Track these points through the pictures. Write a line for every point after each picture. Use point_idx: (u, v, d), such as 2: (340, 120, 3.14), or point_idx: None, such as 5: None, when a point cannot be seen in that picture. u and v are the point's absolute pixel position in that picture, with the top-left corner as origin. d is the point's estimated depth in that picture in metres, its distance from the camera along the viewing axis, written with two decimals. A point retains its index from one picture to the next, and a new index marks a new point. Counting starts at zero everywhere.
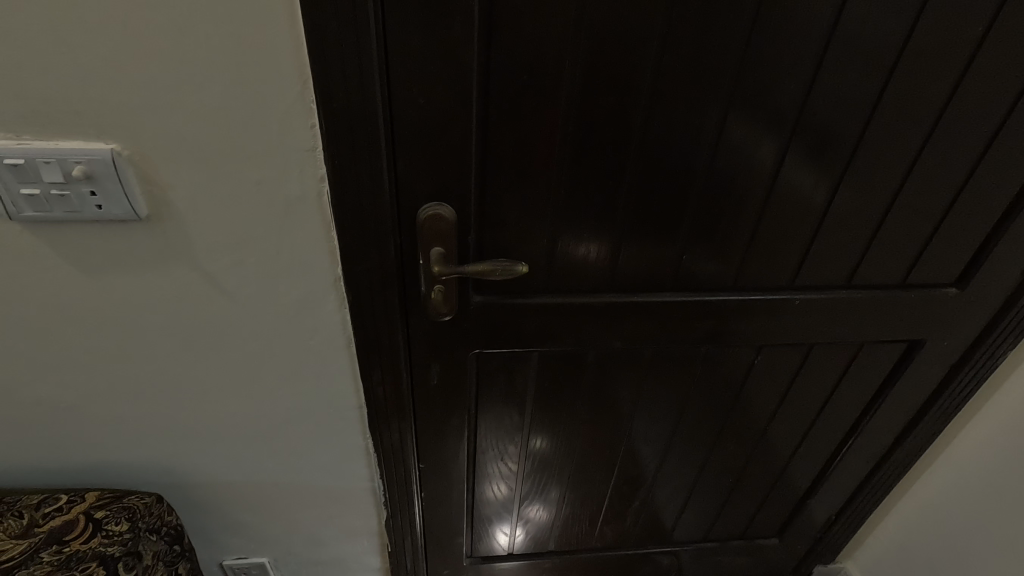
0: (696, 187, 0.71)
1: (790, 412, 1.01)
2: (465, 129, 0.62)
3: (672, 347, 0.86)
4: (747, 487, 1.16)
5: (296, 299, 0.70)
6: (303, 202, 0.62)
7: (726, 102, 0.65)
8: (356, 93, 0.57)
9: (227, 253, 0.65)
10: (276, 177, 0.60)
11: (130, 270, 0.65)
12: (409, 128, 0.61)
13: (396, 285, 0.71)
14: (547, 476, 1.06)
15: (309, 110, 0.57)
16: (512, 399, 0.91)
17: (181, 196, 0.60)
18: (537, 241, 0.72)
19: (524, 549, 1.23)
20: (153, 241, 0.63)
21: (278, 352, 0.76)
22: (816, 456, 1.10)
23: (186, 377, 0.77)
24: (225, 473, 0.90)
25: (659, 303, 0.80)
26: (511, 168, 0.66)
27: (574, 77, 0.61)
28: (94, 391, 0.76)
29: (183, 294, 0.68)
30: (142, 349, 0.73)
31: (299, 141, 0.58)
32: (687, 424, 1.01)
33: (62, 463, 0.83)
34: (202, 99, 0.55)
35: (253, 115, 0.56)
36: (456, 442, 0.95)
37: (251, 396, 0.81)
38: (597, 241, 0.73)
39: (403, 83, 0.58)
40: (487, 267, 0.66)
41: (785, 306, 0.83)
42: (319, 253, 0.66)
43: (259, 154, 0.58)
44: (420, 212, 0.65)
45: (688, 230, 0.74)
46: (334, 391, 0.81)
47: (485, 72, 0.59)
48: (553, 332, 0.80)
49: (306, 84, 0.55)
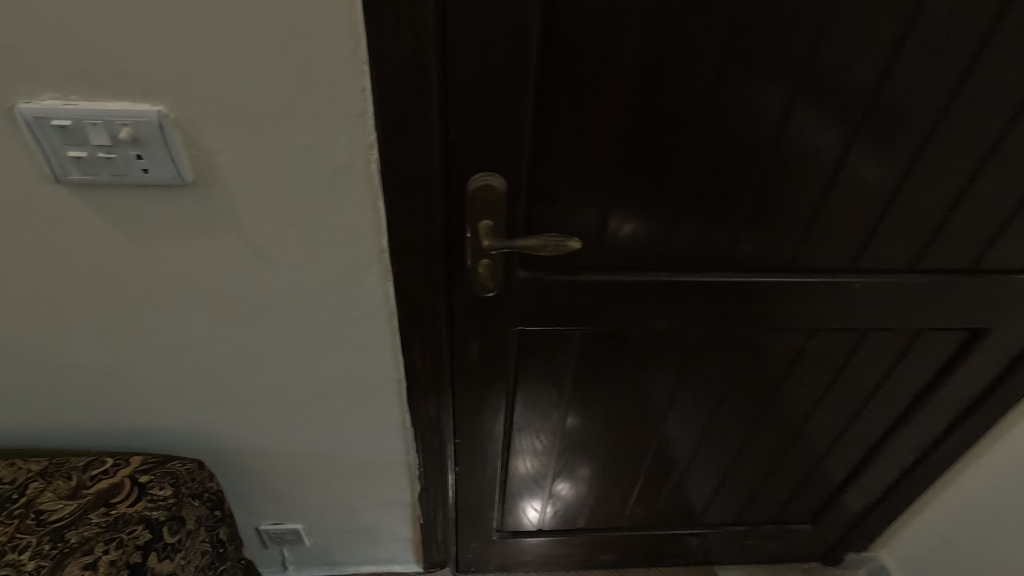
0: (759, 164, 0.67)
1: (836, 400, 0.98)
2: (520, 97, 0.58)
3: (720, 329, 0.83)
4: (784, 473, 1.14)
5: (340, 269, 0.69)
6: (351, 170, 0.60)
7: (800, 72, 0.60)
8: (409, 56, 0.53)
9: (271, 221, 0.64)
10: (323, 143, 0.58)
11: (174, 237, 0.64)
12: (462, 96, 0.57)
13: (441, 259, 0.69)
14: (580, 453, 1.05)
15: (360, 72, 0.54)
16: (552, 377, 0.90)
17: (227, 160, 0.58)
18: (588, 216, 0.69)
19: (553, 525, 1.23)
20: (198, 207, 0.62)
21: (320, 322, 0.75)
22: (858, 445, 1.07)
23: (228, 345, 0.77)
24: (263, 442, 0.91)
25: (710, 284, 0.77)
26: (565, 139, 0.62)
27: (638, 42, 0.57)
28: (137, 358, 0.76)
29: (227, 262, 0.67)
30: (185, 316, 0.73)
31: (348, 105, 0.55)
32: (728, 408, 0.98)
33: (106, 427, 0.84)
34: (252, 59, 0.52)
35: (302, 77, 0.53)
36: (492, 419, 0.94)
37: (291, 366, 0.80)
38: (649, 218, 0.70)
39: (458, 47, 0.54)
40: (540, 242, 0.63)
41: (842, 290, 0.79)
42: (365, 223, 0.65)
43: (307, 118, 0.56)
44: (472, 182, 0.62)
45: (746, 209, 0.70)
46: (374, 363, 0.81)
47: (544, 35, 0.55)
48: (598, 310, 0.78)
49: (358, 44, 0.52)
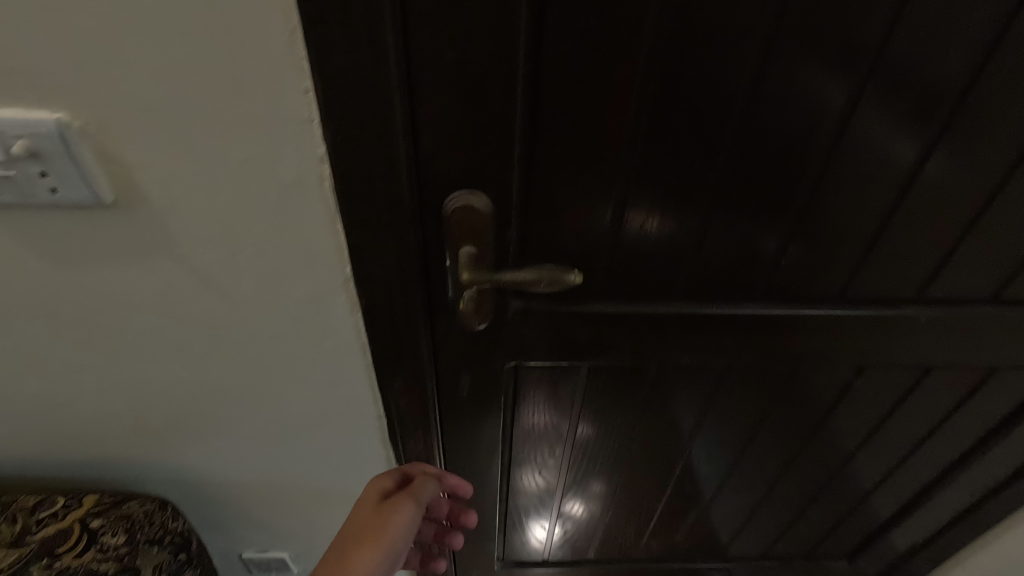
0: (809, 177, 0.53)
1: (887, 438, 0.85)
2: (508, 101, 0.46)
3: (753, 364, 0.71)
4: (821, 509, 1.01)
5: (301, 301, 0.58)
6: (302, 187, 0.49)
7: (869, 65, 0.47)
8: (359, 49, 0.41)
9: (214, 247, 0.53)
10: (265, 156, 0.47)
11: (101, 265, 0.54)
12: (433, 101, 0.45)
13: (419, 290, 0.58)
14: (594, 463, 0.90)
15: (301, 71, 0.42)
16: (557, 408, 0.79)
17: (152, 177, 0.48)
18: (596, 240, 0.56)
19: (564, 542, 1.10)
20: (125, 232, 0.52)
21: (285, 356, 0.65)
22: (908, 484, 0.95)
23: (183, 382, 0.67)
24: (237, 476, 0.82)
25: (743, 317, 0.64)
26: (566, 149, 0.50)
27: (657, 28, 0.44)
28: (83, 394, 0.67)
29: (168, 293, 0.57)
30: (129, 353, 0.63)
31: (290, 112, 0.44)
32: (759, 444, 0.86)
33: (58, 463, 0.76)
34: (163, 53, 0.41)
35: (229, 77, 0.42)
36: (490, 453, 0.84)
37: (258, 401, 0.71)
38: (671, 243, 0.57)
39: (425, 36, 0.42)
40: (532, 275, 0.51)
41: (904, 324, 0.66)
42: (325, 249, 0.54)
43: (242, 126, 0.45)
44: (449, 201, 0.51)
45: (791, 232, 0.57)
46: (351, 398, 0.71)
47: (537, 19, 0.43)
48: (608, 345, 0.66)
49: (294, 34, 0.40)
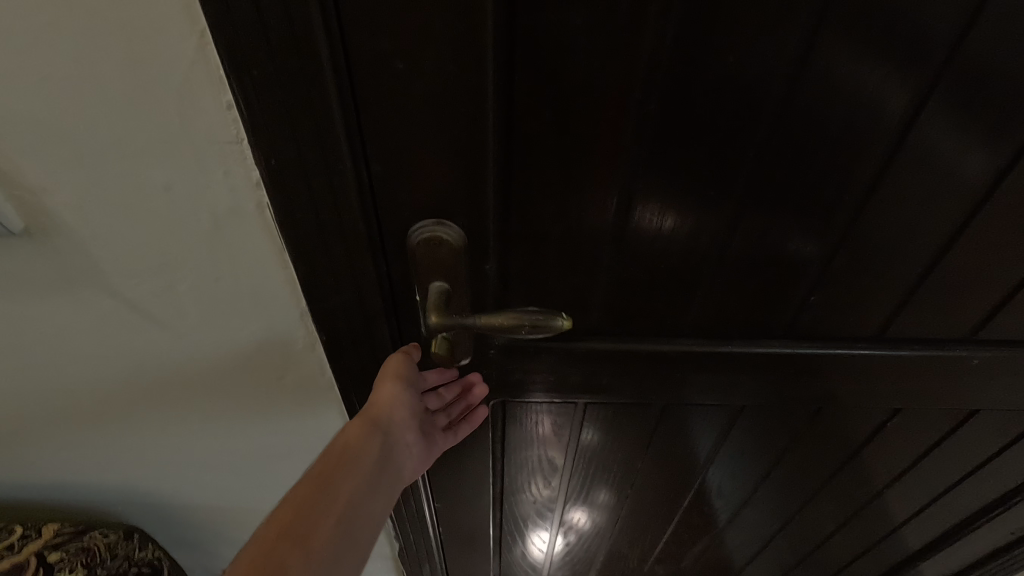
0: (847, 203, 0.45)
1: (923, 476, 0.76)
2: (477, 122, 0.37)
3: (771, 401, 0.63)
4: (843, 541, 0.94)
5: (254, 336, 0.52)
6: (239, 216, 0.42)
7: (932, 72, 0.38)
8: (287, 60, 0.33)
9: (147, 279, 0.46)
10: (191, 179, 0.40)
11: (20, 301, 0.47)
12: (387, 122, 0.37)
13: (385, 328, 0.50)
14: (599, 474, 0.78)
15: (222, 82, 0.35)
16: (555, 440, 0.71)
17: (62, 205, 0.41)
18: (591, 274, 0.48)
19: (568, 551, 1.02)
20: (43, 263, 0.44)
21: (244, 391, 0.58)
22: (942, 520, 0.86)
23: (135, 418, 0.61)
24: (210, 502, 0.77)
25: (763, 356, 0.56)
26: (551, 177, 0.41)
27: (665, 31, 0.34)
28: (28, 431, 0.61)
29: (103, 328, 0.50)
30: (69, 391, 0.56)
31: (214, 129, 0.37)
32: (778, 479, 0.78)
33: (14, 492, 0.71)
34: (49, 63, 0.33)
35: (133, 89, 0.35)
36: (481, 484, 0.77)
37: (222, 434, 0.65)
38: (679, 278, 0.49)
39: (368, 43, 0.34)
40: (511, 321, 0.43)
41: (950, 365, 0.57)
42: (274, 282, 0.47)
43: (159, 148, 0.38)
44: (414, 233, 0.43)
45: (823, 264, 0.48)
46: (322, 430, 0.65)
47: (508, 23, 0.33)
48: (606, 379, 0.59)
49: (204, 39, 0.33)
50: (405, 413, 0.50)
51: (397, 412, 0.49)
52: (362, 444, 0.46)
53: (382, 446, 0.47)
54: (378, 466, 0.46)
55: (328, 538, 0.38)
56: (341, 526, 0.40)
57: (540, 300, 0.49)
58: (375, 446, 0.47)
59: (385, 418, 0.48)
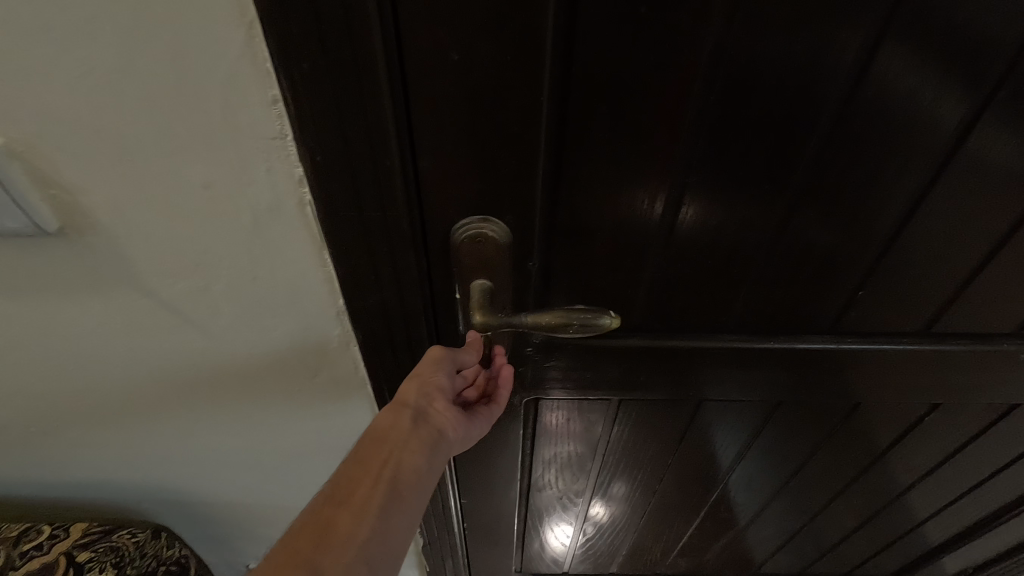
0: (904, 199, 0.43)
1: (953, 473, 0.75)
2: (529, 116, 0.36)
3: (808, 397, 0.62)
4: (866, 536, 0.93)
5: (289, 335, 0.51)
6: (279, 213, 0.41)
7: (1005, 62, 0.36)
8: (340, 52, 0.32)
9: (183, 278, 0.45)
10: (230, 176, 0.38)
11: (53, 300, 0.46)
12: (436, 116, 0.36)
13: (423, 327, 0.49)
14: (624, 471, 0.78)
15: (269, 77, 0.33)
16: (584, 435, 0.71)
17: (98, 203, 0.39)
18: (635, 270, 0.47)
19: (588, 546, 1.02)
20: (76, 262, 0.43)
21: (276, 390, 0.57)
22: (966, 516, 0.85)
23: (166, 417, 0.60)
24: (236, 500, 0.77)
25: (804, 353, 0.55)
26: (601, 171, 0.40)
27: (731, 19, 0.33)
28: (59, 430, 0.61)
29: (137, 327, 0.49)
30: (100, 391, 0.56)
31: (258, 125, 0.35)
32: (806, 475, 0.77)
33: (43, 489, 0.70)
34: (91, 56, 0.32)
35: (177, 84, 0.33)
36: (508, 481, 0.77)
37: (251, 433, 0.64)
38: (724, 273, 0.48)
39: (424, 33, 0.32)
40: (558, 320, 0.41)
41: (993, 360, 0.56)
42: (313, 280, 0.46)
43: (199, 144, 0.36)
44: (457, 230, 0.42)
45: (874, 259, 0.47)
46: (353, 429, 0.64)
47: (569, 11, 0.32)
48: (642, 376, 0.58)
49: (253, 32, 0.31)
50: (438, 390, 0.43)
51: (427, 388, 0.43)
52: (393, 420, 0.42)
53: (418, 422, 0.42)
54: (417, 439, 0.42)
55: (369, 501, 0.37)
56: (380, 491, 0.38)
57: (582, 297, 0.48)
58: (410, 423, 0.42)
59: (413, 395, 0.43)
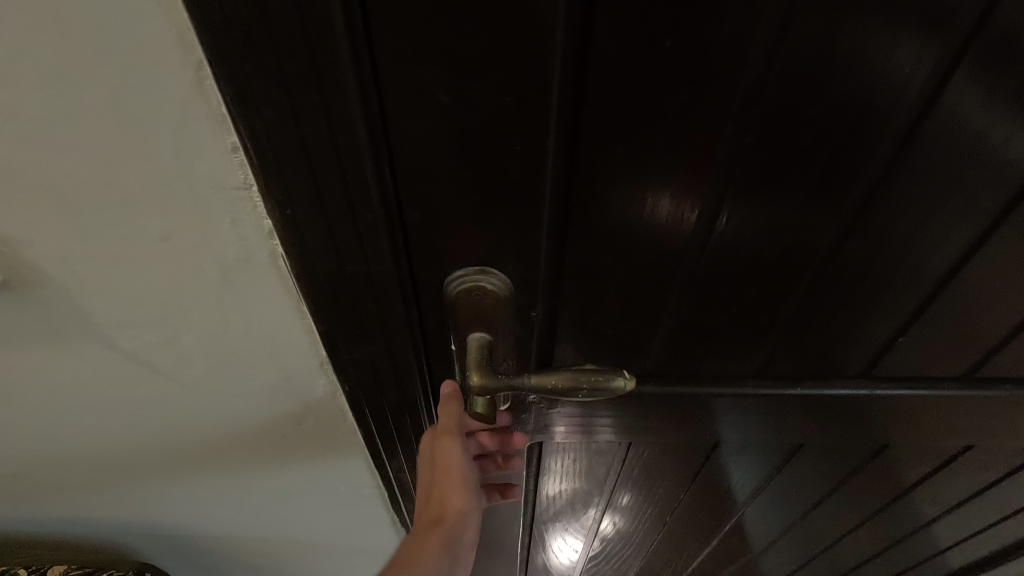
0: (957, 241, 0.38)
1: (982, 508, 0.70)
2: (532, 163, 0.31)
3: (833, 437, 0.58)
4: (883, 563, 0.89)
5: (269, 386, 0.46)
6: (250, 266, 0.36)
7: None
8: (308, 95, 0.27)
9: (146, 333, 0.41)
10: (191, 228, 0.34)
11: (6, 355, 0.42)
12: (423, 166, 0.31)
13: (417, 380, 0.44)
14: (633, 502, 0.74)
15: (226, 123, 0.29)
16: (591, 470, 0.67)
17: (42, 258, 0.35)
18: (651, 316, 0.42)
19: (595, 568, 0.99)
20: (27, 317, 0.39)
21: (259, 437, 0.53)
22: (989, 546, 0.81)
23: (142, 462, 0.56)
24: (224, 537, 0.73)
25: (833, 398, 0.50)
26: (616, 215, 0.35)
27: (770, 47, 0.28)
28: (30, 476, 0.57)
29: (101, 380, 0.45)
30: (70, 439, 0.52)
31: (216, 174, 0.31)
32: (825, 509, 0.73)
33: (24, 530, 0.67)
34: (11, 104, 0.27)
35: (117, 132, 0.29)
36: (512, 513, 0.73)
37: (236, 477, 0.60)
38: (747, 317, 0.43)
39: (408, 72, 0.27)
40: (566, 383, 0.37)
41: None
42: (292, 332, 0.41)
43: (152, 196, 0.32)
44: (452, 282, 0.37)
45: (914, 301, 0.42)
46: (345, 472, 0.60)
47: (582, 43, 0.27)
48: (655, 414, 0.54)
49: (203, 73, 0.27)
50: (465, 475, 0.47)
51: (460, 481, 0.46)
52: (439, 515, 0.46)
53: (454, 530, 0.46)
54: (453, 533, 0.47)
55: None
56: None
57: (591, 343, 0.44)
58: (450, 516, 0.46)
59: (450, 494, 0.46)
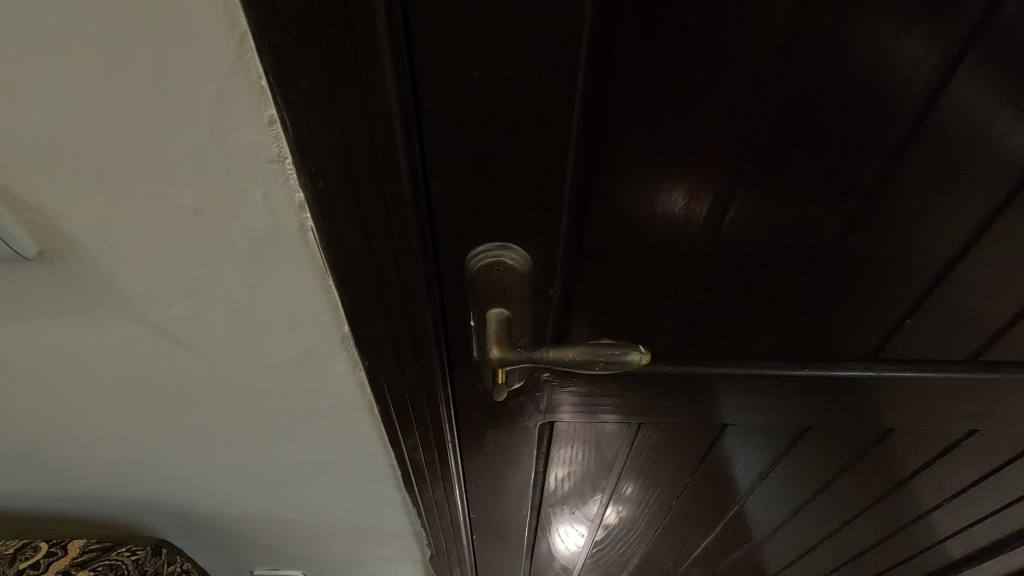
0: (965, 225, 0.39)
1: (983, 496, 0.71)
2: (555, 141, 0.32)
3: (840, 421, 0.59)
4: (883, 553, 0.90)
5: (290, 359, 0.47)
6: (278, 239, 0.37)
7: None
8: (344, 68, 0.28)
9: (173, 305, 0.42)
10: (224, 200, 0.35)
11: (37, 326, 0.43)
12: (451, 141, 0.32)
13: (435, 355, 0.45)
14: (640, 486, 0.75)
15: (265, 96, 0.30)
16: (599, 452, 0.68)
17: (78, 228, 0.36)
18: (666, 296, 0.43)
19: (600, 554, 1.00)
20: (60, 287, 0.40)
21: (276, 413, 0.54)
22: (988, 535, 0.82)
23: (160, 436, 0.57)
24: (237, 516, 0.74)
25: (840, 380, 0.51)
26: (633, 195, 0.36)
27: (791, 31, 0.29)
28: (50, 449, 0.58)
29: (126, 352, 0.46)
30: (92, 412, 0.53)
31: (252, 146, 0.32)
32: (828, 495, 0.74)
33: (43, 506, 0.69)
34: (60, 73, 0.28)
35: (158, 104, 0.30)
36: (521, 497, 0.74)
37: (251, 453, 0.61)
38: (759, 297, 0.44)
39: (443, 49, 0.28)
40: (584, 356, 0.38)
41: None
42: (315, 305, 0.42)
43: (187, 167, 0.33)
44: (473, 258, 0.38)
45: (922, 285, 0.43)
46: (359, 449, 0.61)
47: (607, 23, 0.28)
48: (666, 395, 0.55)
49: (245, 45, 0.28)
50: None
51: None
52: None
53: None
54: None
55: None
56: None
57: (606, 321, 0.45)
58: None
59: None
